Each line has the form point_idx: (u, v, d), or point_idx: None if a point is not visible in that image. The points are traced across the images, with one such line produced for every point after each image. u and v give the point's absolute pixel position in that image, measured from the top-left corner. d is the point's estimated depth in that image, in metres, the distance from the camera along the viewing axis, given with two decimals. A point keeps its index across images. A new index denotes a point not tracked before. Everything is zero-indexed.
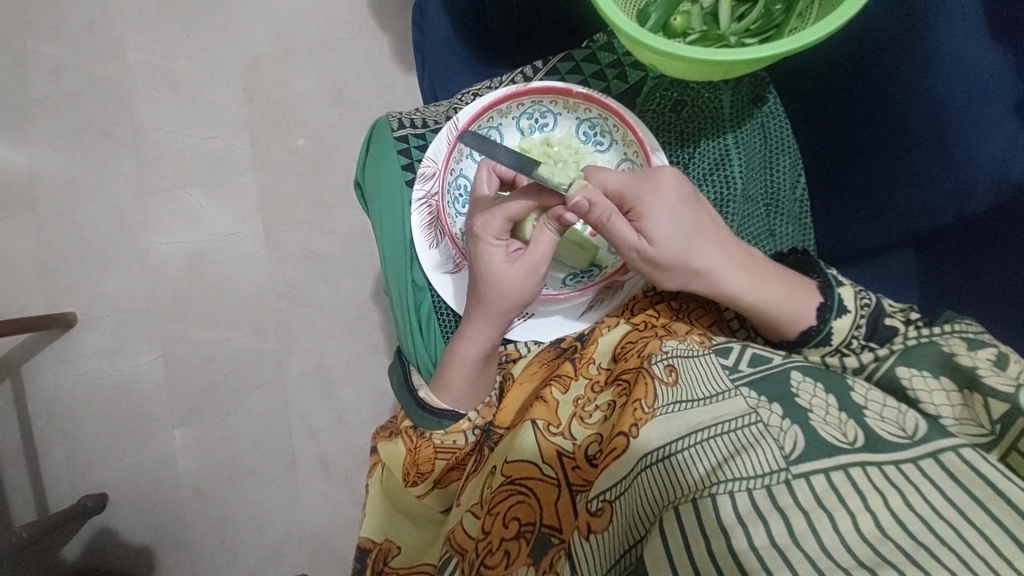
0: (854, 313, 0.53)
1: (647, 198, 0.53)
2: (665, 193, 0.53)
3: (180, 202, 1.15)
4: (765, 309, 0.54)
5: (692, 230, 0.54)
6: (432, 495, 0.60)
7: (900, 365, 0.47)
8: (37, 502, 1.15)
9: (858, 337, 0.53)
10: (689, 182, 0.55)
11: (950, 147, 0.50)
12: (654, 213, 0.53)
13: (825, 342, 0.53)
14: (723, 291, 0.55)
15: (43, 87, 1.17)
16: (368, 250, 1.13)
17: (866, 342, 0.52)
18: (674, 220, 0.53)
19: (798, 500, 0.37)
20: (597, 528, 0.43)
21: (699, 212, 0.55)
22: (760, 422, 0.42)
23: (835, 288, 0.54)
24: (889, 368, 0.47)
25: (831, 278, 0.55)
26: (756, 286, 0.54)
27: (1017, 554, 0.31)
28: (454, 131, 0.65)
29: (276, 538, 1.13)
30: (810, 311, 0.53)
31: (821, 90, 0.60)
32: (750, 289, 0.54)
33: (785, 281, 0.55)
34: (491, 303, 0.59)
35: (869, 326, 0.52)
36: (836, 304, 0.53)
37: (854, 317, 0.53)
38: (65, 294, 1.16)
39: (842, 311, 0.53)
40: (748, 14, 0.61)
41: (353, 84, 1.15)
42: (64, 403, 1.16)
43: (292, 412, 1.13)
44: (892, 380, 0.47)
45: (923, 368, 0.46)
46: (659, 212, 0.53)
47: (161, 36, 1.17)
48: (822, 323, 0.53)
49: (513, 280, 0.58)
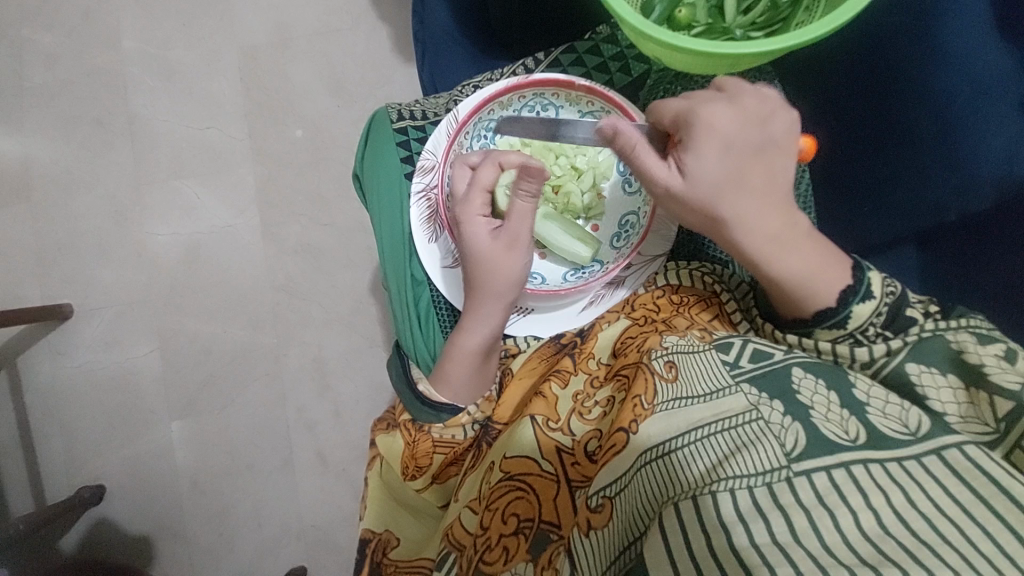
0: (877, 299, 0.49)
1: (700, 135, 0.49)
2: (721, 134, 0.49)
3: (176, 193, 1.14)
4: (791, 281, 0.50)
5: (739, 179, 0.49)
6: (430, 490, 0.59)
7: (909, 361, 0.46)
8: (34, 494, 1.14)
9: (875, 324, 0.49)
10: (758, 133, 0.50)
11: (955, 147, 0.50)
12: (703, 151, 0.49)
13: (840, 325, 0.50)
14: (758, 252, 0.51)
15: (38, 76, 1.16)
16: (366, 243, 1.13)
17: (883, 330, 0.49)
18: (723, 164, 0.49)
19: (799, 498, 0.36)
20: (597, 524, 0.43)
21: (752, 166, 0.50)
22: (761, 419, 0.42)
23: (865, 271, 0.50)
24: (897, 363, 0.46)
25: (863, 263, 0.51)
26: (784, 252, 0.50)
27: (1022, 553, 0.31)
28: (454, 124, 0.64)
29: (274, 530, 1.12)
30: (835, 292, 0.50)
31: (826, 87, 0.60)
32: (781, 254, 0.50)
33: (820, 256, 0.50)
34: (489, 290, 0.59)
35: (889, 314, 0.49)
36: (863, 288, 0.49)
37: (877, 303, 0.49)
38: (60, 285, 1.15)
39: (866, 296, 0.49)
40: (755, 6, 0.60)
41: (352, 75, 1.14)
42: (60, 394, 1.15)
43: (289, 405, 1.13)
44: (900, 377, 0.46)
45: (931, 363, 0.45)
46: (709, 153, 0.49)
47: (157, 25, 1.16)
48: (841, 305, 0.49)
49: (499, 260, 0.59)
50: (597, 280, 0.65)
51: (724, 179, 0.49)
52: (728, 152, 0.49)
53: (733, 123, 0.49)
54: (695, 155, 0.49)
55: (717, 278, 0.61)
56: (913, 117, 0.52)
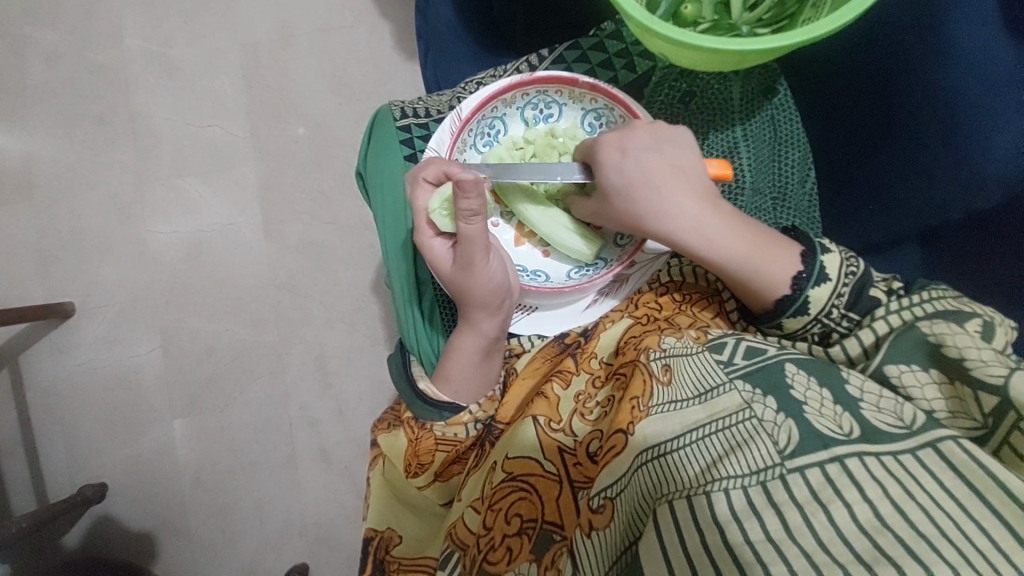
0: (836, 281, 0.52)
1: (607, 146, 0.56)
2: (624, 142, 0.55)
3: (178, 191, 1.14)
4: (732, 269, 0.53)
5: (653, 180, 0.54)
6: (433, 488, 0.59)
7: (888, 362, 0.45)
8: (36, 491, 1.14)
9: (838, 306, 0.52)
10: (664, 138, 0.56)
11: (963, 145, 0.49)
12: (611, 161, 0.55)
13: (803, 311, 0.52)
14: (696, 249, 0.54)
15: (41, 74, 1.16)
16: (368, 241, 1.13)
17: (847, 312, 0.52)
18: (632, 168, 0.55)
19: (794, 495, 0.35)
20: (599, 525, 0.42)
21: (663, 166, 0.55)
22: (754, 417, 0.41)
23: (817, 256, 0.52)
24: (876, 365, 0.46)
25: (816, 245, 0.53)
26: (719, 243, 0.53)
27: (1016, 549, 0.30)
28: (457, 122, 0.64)
29: (276, 528, 1.12)
30: (787, 278, 0.52)
31: (829, 85, 0.60)
32: (720, 240, 0.53)
33: (757, 238, 0.53)
34: (469, 302, 0.57)
35: (851, 295, 0.52)
36: (816, 273, 0.52)
37: (835, 286, 0.52)
38: (63, 283, 1.15)
39: (820, 280, 0.52)
40: (761, 2, 0.60)
41: (354, 72, 1.13)
42: (63, 392, 1.15)
43: (291, 403, 1.13)
44: (880, 377, 0.45)
45: (912, 361, 0.45)
46: (617, 161, 0.55)
47: (160, 23, 1.15)
48: (797, 291, 0.52)
49: (463, 279, 0.56)
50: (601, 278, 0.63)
51: (638, 180, 0.55)
52: (624, 157, 0.55)
53: (624, 135, 0.56)
54: (605, 164, 0.55)
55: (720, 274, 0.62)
56: (916, 117, 0.52)
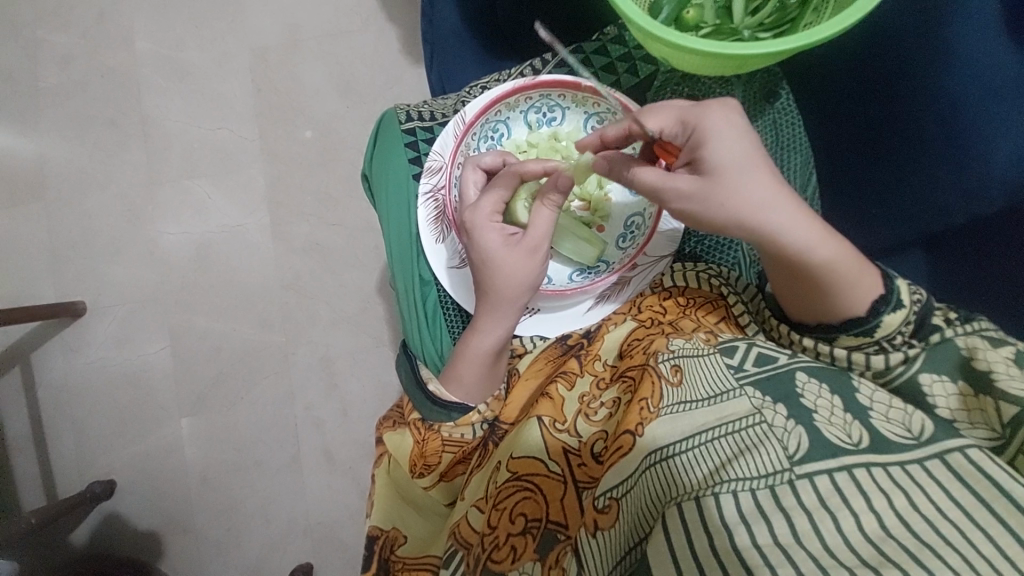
0: (907, 308, 0.49)
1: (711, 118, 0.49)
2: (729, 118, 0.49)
3: (188, 192, 1.15)
4: (833, 265, 0.49)
5: (753, 158, 0.49)
6: (437, 488, 0.60)
7: (922, 370, 0.46)
8: (46, 488, 1.16)
9: (903, 333, 0.49)
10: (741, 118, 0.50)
11: (962, 150, 0.49)
12: (716, 134, 0.48)
13: (868, 333, 0.50)
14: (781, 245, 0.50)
15: (53, 77, 1.17)
16: (374, 243, 1.14)
17: (910, 339, 0.49)
18: (738, 145, 0.48)
19: (802, 500, 0.36)
20: (603, 524, 0.43)
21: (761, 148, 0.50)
22: (764, 422, 0.42)
23: (892, 279, 0.50)
24: (909, 374, 0.46)
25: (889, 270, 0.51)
26: (826, 239, 0.50)
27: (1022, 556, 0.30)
28: (462, 125, 0.65)
29: (281, 527, 1.13)
30: (870, 300, 0.49)
31: (828, 91, 0.61)
32: (816, 245, 0.49)
33: (850, 250, 0.50)
34: (503, 294, 0.58)
35: (917, 322, 0.49)
36: (893, 297, 0.49)
37: (906, 312, 0.49)
38: (73, 283, 1.16)
39: (897, 306, 0.49)
40: (762, 7, 0.60)
41: (361, 76, 1.14)
42: (73, 390, 1.16)
43: (297, 403, 1.14)
44: (912, 386, 0.46)
45: (944, 372, 0.45)
46: (722, 135, 0.48)
47: (170, 27, 1.17)
48: (873, 315, 0.49)
49: (511, 263, 0.58)
50: (603, 280, 0.65)
51: (742, 160, 0.48)
52: (740, 134, 0.48)
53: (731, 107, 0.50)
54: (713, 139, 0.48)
55: (724, 281, 0.60)
56: (923, 121, 0.51)
